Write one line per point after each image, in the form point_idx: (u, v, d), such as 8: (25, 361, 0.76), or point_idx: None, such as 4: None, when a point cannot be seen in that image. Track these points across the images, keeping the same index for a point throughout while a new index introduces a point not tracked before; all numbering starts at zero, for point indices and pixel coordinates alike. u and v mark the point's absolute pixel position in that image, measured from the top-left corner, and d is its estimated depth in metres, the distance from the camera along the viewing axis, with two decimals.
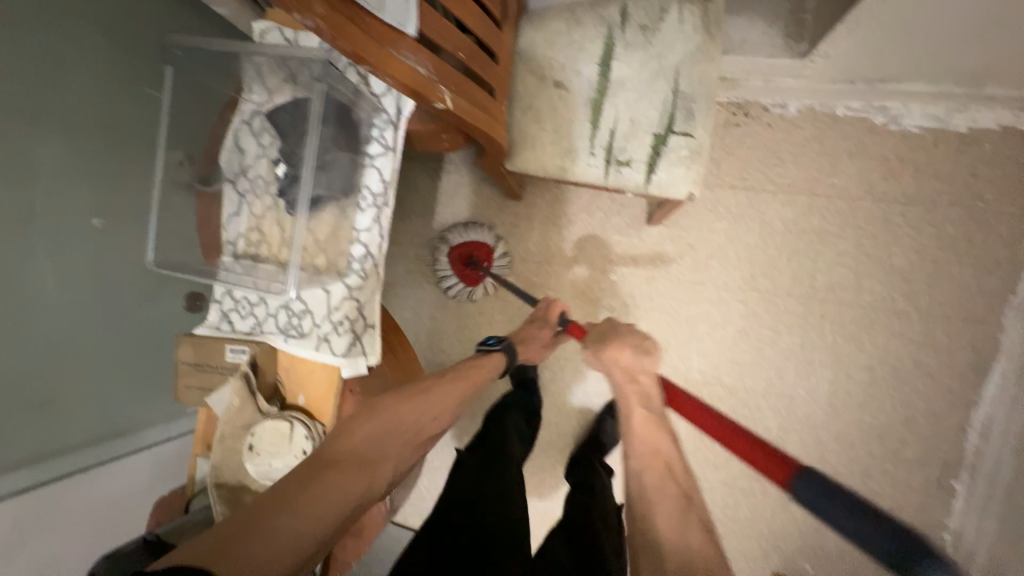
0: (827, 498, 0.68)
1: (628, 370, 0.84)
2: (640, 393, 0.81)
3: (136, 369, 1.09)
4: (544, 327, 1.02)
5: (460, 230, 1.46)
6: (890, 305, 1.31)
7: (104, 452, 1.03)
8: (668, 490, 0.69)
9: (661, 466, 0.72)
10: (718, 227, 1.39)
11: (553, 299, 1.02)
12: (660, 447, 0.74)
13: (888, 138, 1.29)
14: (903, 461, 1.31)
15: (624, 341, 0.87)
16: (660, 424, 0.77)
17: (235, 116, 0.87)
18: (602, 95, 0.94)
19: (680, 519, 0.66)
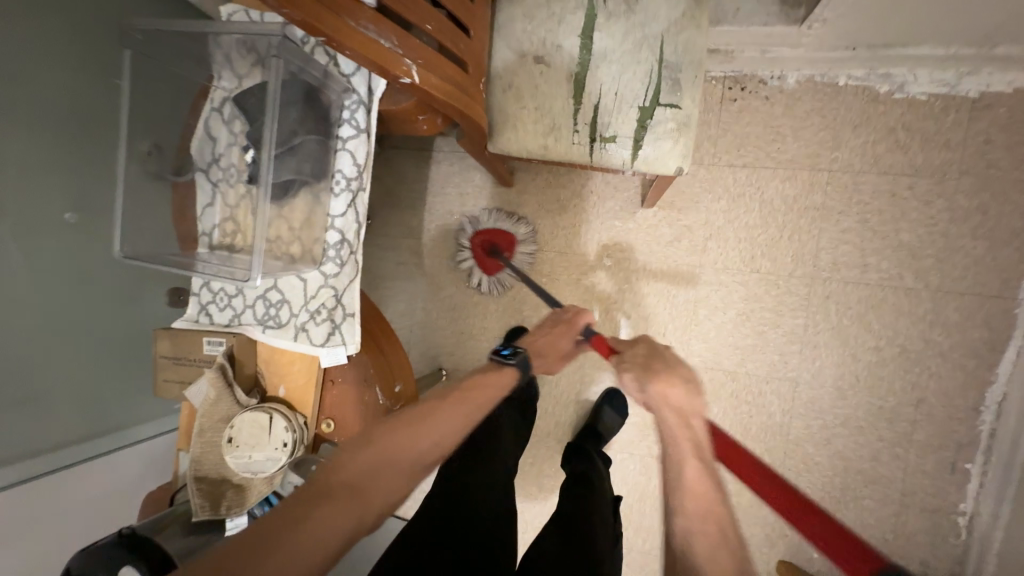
0: None
1: (680, 415, 0.74)
2: (694, 441, 0.72)
3: (121, 366, 1.09)
4: (567, 334, 0.92)
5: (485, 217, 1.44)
6: (898, 282, 1.25)
7: (103, 445, 1.06)
8: (723, 555, 0.64)
9: (720, 532, 0.65)
10: (715, 207, 1.34)
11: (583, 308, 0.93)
12: (718, 510, 0.67)
13: (894, 107, 1.23)
14: (914, 445, 1.26)
15: (675, 373, 0.76)
16: (710, 475, 0.70)
17: (206, 103, 0.85)
18: (585, 68, 0.89)
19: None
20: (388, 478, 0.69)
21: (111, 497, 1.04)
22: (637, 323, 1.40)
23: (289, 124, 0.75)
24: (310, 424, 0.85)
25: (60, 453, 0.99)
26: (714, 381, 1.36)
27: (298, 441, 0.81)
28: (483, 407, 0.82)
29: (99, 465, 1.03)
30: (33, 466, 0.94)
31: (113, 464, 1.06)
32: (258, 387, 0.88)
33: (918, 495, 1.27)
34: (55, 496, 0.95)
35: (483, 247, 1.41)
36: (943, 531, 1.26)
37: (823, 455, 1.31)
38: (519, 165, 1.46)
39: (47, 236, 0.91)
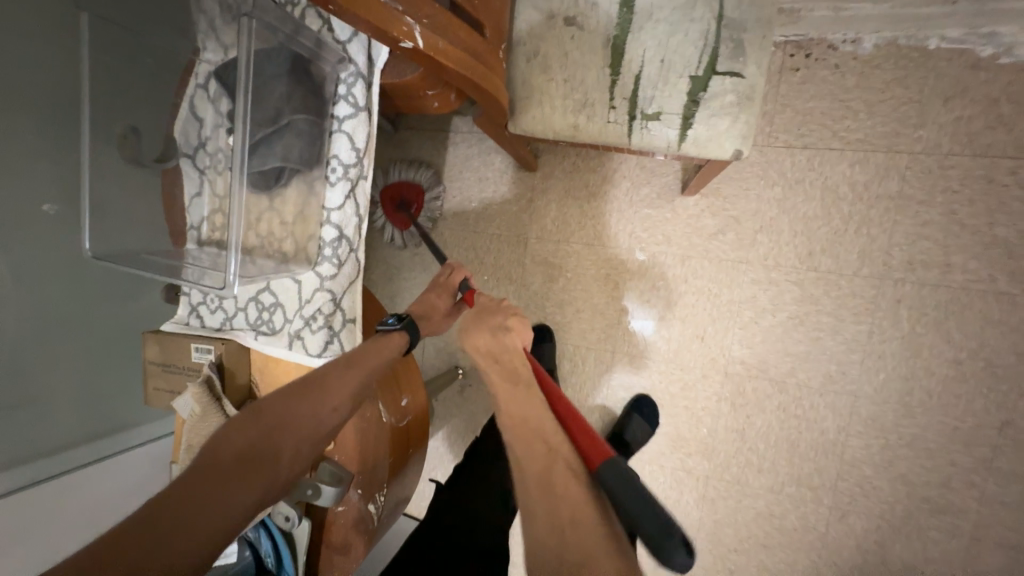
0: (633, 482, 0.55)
1: (489, 353, 0.75)
2: (502, 371, 0.73)
3: (119, 363, 1.08)
4: (441, 293, 0.90)
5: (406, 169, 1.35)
6: (989, 285, 1.06)
7: (102, 449, 1.04)
8: (538, 451, 0.61)
9: (535, 439, 0.63)
10: (768, 196, 1.17)
11: (455, 263, 0.92)
12: (527, 417, 0.66)
13: (999, 75, 1.02)
14: (995, 472, 1.09)
15: (488, 322, 0.79)
16: (528, 389, 0.70)
17: (190, 79, 0.74)
18: (625, 30, 0.74)
19: (546, 467, 0.59)
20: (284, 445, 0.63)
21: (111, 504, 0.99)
22: (671, 324, 1.27)
23: (275, 101, 0.64)
24: None
25: (57, 457, 0.97)
26: (758, 391, 1.22)
27: None
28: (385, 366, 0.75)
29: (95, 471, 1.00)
30: (29, 473, 0.92)
31: (115, 467, 1.03)
32: (250, 399, 0.82)
33: (995, 529, 1.10)
34: (48, 505, 0.91)
35: (391, 201, 1.32)
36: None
37: (883, 479, 1.15)
38: (543, 148, 1.32)
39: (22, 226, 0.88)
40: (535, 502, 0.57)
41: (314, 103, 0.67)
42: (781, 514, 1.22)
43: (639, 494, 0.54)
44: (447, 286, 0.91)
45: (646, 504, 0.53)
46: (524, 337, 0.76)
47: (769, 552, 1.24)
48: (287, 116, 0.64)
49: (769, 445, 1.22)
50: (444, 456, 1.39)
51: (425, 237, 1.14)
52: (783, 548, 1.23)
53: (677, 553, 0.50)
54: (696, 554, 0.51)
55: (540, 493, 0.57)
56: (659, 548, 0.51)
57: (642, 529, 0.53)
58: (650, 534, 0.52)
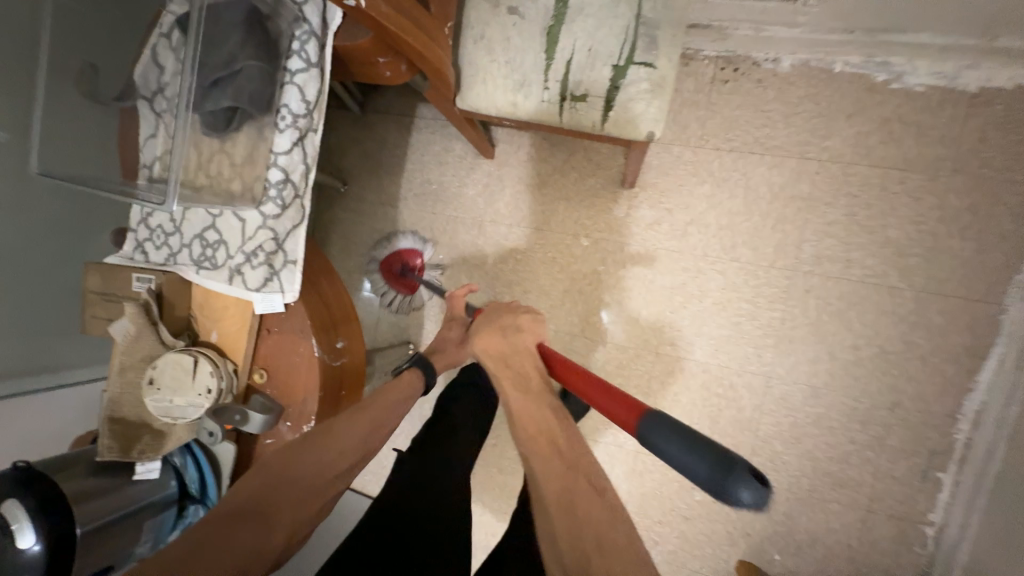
0: (667, 432, 0.58)
1: (501, 354, 0.77)
2: (514, 371, 0.74)
3: (55, 298, 1.11)
4: (453, 325, 1.00)
5: (384, 243, 1.42)
6: (881, 280, 1.20)
7: (51, 380, 1.11)
8: (558, 465, 0.60)
9: (557, 448, 0.61)
10: (699, 191, 1.29)
11: (455, 290, 1.00)
12: (539, 416, 0.65)
13: (891, 98, 1.18)
14: (886, 449, 1.22)
15: (497, 324, 0.82)
16: (539, 393, 0.70)
17: (154, 29, 0.78)
18: (559, 22, 0.84)
19: (565, 484, 0.58)
20: (289, 499, 0.64)
21: (46, 440, 1.06)
22: (611, 307, 1.36)
23: (231, 48, 0.70)
24: (240, 373, 0.82)
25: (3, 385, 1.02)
26: (685, 371, 1.32)
27: (223, 390, 0.79)
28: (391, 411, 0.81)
29: (43, 400, 1.07)
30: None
31: (59, 398, 1.10)
32: (189, 330, 0.85)
33: (886, 502, 1.22)
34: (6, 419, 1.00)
35: (390, 269, 1.39)
36: (910, 539, 1.21)
37: (792, 454, 1.26)
38: (502, 137, 1.41)
39: None
40: (557, 521, 0.56)
41: (268, 53, 0.72)
42: (702, 488, 1.31)
43: (683, 438, 0.56)
44: (454, 316, 1.00)
45: (693, 450, 0.55)
46: (536, 332, 0.81)
47: (691, 524, 1.32)
48: (240, 62, 0.69)
49: (693, 422, 1.32)
50: (403, 433, 1.44)
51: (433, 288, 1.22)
52: (703, 520, 1.31)
53: (741, 489, 0.51)
54: (763, 484, 0.51)
55: (563, 514, 0.56)
56: (718, 488, 0.52)
57: (693, 476, 0.55)
58: (704, 477, 0.54)
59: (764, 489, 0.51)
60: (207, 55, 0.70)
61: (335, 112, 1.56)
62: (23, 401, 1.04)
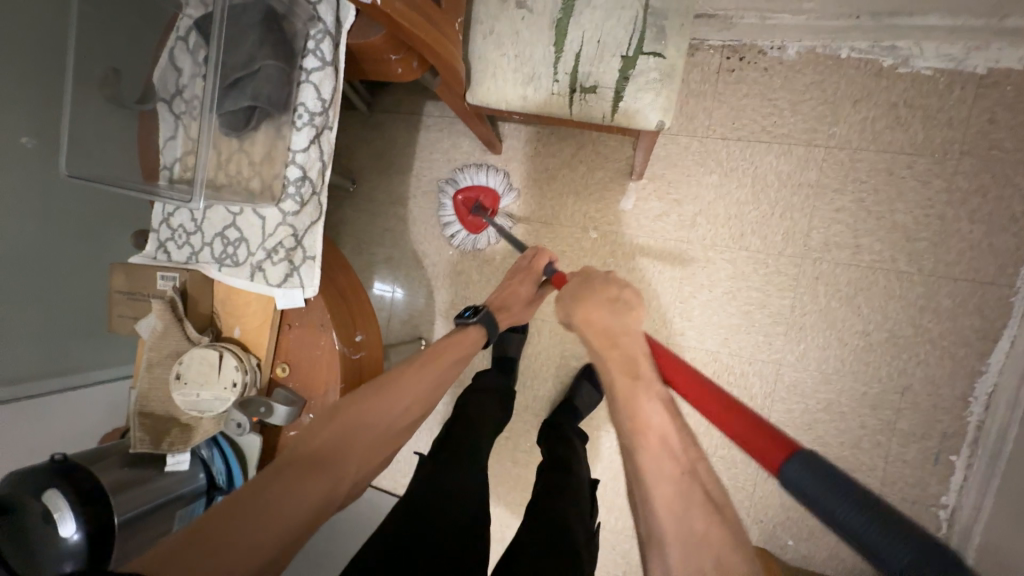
0: (823, 493, 0.58)
1: (607, 333, 0.79)
2: (625, 357, 0.76)
3: (81, 299, 1.13)
4: (526, 280, 1.02)
5: (472, 172, 1.39)
6: (890, 265, 1.21)
7: (80, 379, 1.15)
8: (670, 470, 0.64)
9: (662, 448, 0.66)
10: (707, 181, 1.30)
11: (541, 249, 1.01)
12: (660, 417, 0.69)
13: (897, 82, 1.18)
14: (898, 433, 1.22)
15: (601, 300, 0.82)
16: (651, 386, 0.73)
17: (172, 32, 0.80)
18: (567, 14, 0.85)
19: (665, 477, 0.63)
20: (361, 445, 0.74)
21: (67, 437, 1.09)
22: None
23: (249, 48, 0.71)
24: (264, 368, 0.84)
25: (25, 385, 1.04)
26: (696, 361, 1.33)
27: (248, 383, 0.81)
28: (450, 372, 0.89)
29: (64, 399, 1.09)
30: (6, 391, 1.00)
31: (88, 397, 1.14)
32: (213, 327, 0.87)
33: (899, 486, 1.23)
34: (41, 416, 1.04)
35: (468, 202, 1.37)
36: (921, 522, 1.22)
37: (804, 441, 1.27)
38: (509, 132, 1.43)
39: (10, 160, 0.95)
40: (663, 512, 0.61)
41: (285, 53, 0.74)
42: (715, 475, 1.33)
43: (855, 504, 0.55)
44: (532, 271, 1.02)
45: (885, 534, 0.52)
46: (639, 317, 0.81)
47: None
48: (258, 62, 0.71)
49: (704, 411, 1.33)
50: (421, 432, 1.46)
51: (510, 237, 1.21)
52: None
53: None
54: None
55: (670, 509, 0.61)
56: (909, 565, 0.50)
57: (885, 562, 0.52)
58: (908, 567, 0.50)
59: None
60: (226, 56, 0.72)
61: (344, 112, 1.57)
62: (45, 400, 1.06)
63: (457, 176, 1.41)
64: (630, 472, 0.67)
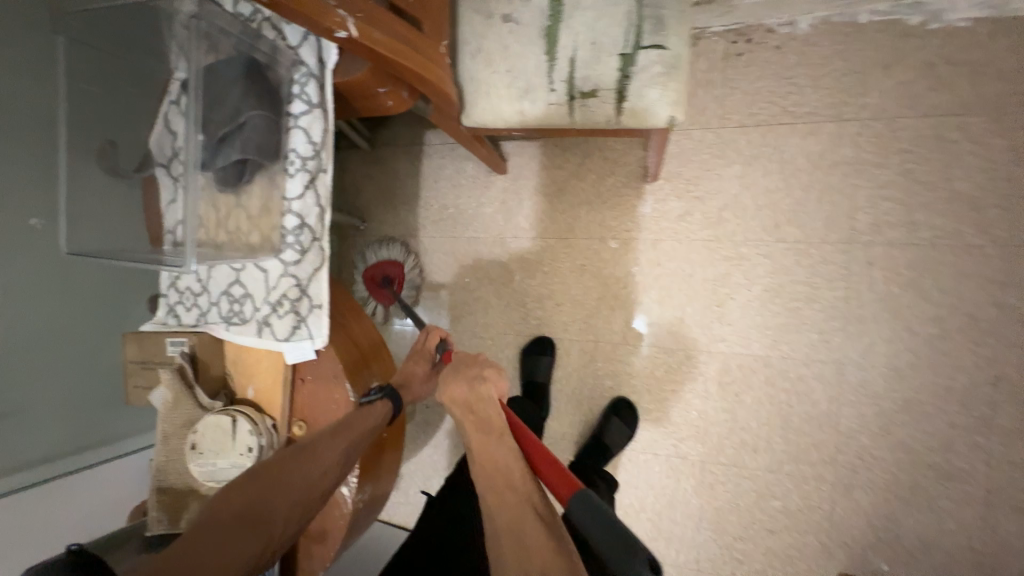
0: (590, 519, 0.59)
1: (463, 401, 0.74)
2: (477, 420, 0.73)
3: (101, 370, 1.13)
4: (419, 360, 0.90)
5: (375, 250, 1.41)
6: (956, 239, 1.07)
7: (110, 452, 1.13)
8: (508, 502, 0.63)
9: (510, 492, 0.63)
10: (729, 173, 1.20)
11: (430, 326, 0.92)
12: (500, 462, 0.67)
13: (931, 40, 1.07)
14: (997, 430, 1.06)
15: (465, 371, 0.78)
16: (501, 440, 0.69)
17: (164, 98, 0.80)
18: (557, 20, 0.80)
19: (516, 521, 0.60)
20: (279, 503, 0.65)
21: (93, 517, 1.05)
22: (651, 308, 1.27)
23: (234, 100, 0.70)
24: (280, 428, 0.79)
25: (48, 466, 1.03)
26: (743, 368, 1.21)
27: (265, 446, 0.76)
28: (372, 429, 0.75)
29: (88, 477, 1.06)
30: (26, 476, 0.99)
31: (114, 471, 1.11)
32: (225, 389, 0.84)
33: (1008, 492, 1.05)
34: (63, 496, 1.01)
35: (373, 278, 1.34)
36: None
37: (883, 448, 1.12)
38: (513, 150, 1.38)
39: (16, 242, 0.97)
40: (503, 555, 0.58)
41: (271, 101, 0.72)
42: (783, 496, 1.18)
43: (603, 520, 0.58)
44: (423, 351, 0.91)
45: (608, 529, 0.57)
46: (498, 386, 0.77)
47: (776, 538, 1.19)
48: (245, 113, 0.69)
49: (761, 423, 1.20)
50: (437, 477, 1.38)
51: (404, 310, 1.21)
52: (790, 533, 1.18)
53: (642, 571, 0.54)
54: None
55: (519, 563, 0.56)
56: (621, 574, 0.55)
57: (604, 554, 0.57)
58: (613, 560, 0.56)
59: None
60: (214, 111, 0.70)
61: (346, 153, 1.58)
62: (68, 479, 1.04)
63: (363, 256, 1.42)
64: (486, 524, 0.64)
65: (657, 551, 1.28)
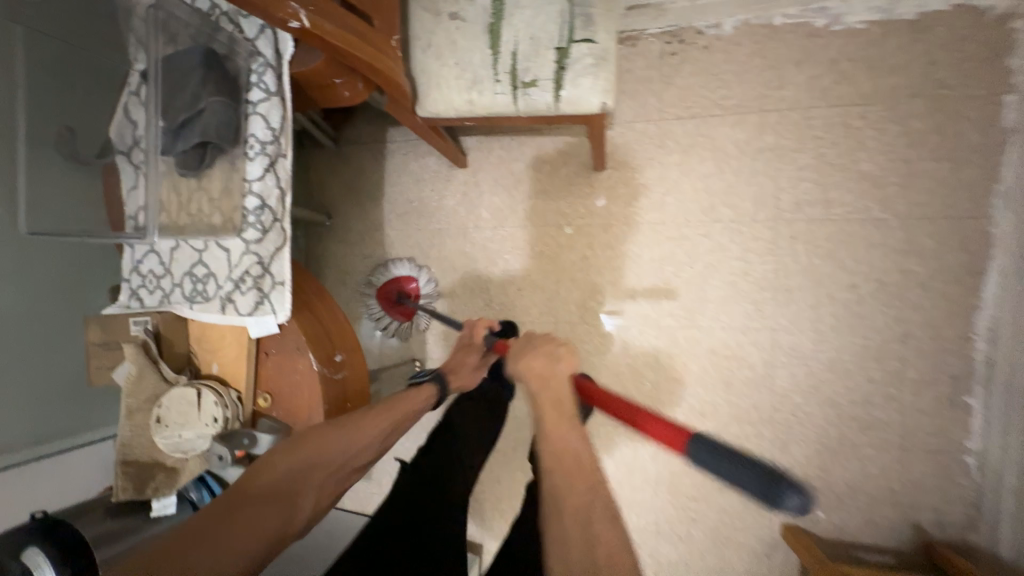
0: (716, 459, 0.59)
1: (541, 375, 0.73)
2: (553, 397, 0.70)
3: (59, 359, 1.11)
4: (468, 352, 1.14)
5: (384, 269, 1.43)
6: (864, 214, 1.21)
7: (66, 443, 1.12)
8: (579, 484, 0.63)
9: (580, 470, 0.64)
10: (669, 161, 1.32)
11: (476, 320, 1.10)
12: (570, 445, 0.66)
13: (834, 40, 1.21)
14: (907, 382, 1.19)
15: (540, 346, 0.77)
16: (575, 424, 0.68)
17: (124, 88, 0.83)
18: (499, 18, 0.88)
19: (585, 506, 0.62)
20: (314, 479, 0.71)
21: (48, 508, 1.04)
22: (605, 288, 1.37)
23: (193, 88, 0.74)
24: (245, 400, 0.83)
25: (12, 454, 1.03)
26: (689, 339, 1.31)
27: (230, 417, 0.80)
28: (410, 412, 0.87)
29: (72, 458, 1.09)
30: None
31: (71, 462, 1.10)
32: (191, 366, 0.87)
33: (919, 437, 1.19)
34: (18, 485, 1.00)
35: (388, 297, 1.39)
36: (952, 473, 1.17)
37: (813, 404, 1.24)
38: (472, 145, 1.46)
39: None
40: (569, 527, 0.60)
41: (229, 89, 0.77)
42: None
43: (732, 458, 0.58)
44: (470, 343, 1.14)
45: (742, 470, 0.57)
46: (569, 361, 0.75)
47: (726, 496, 1.29)
48: (204, 100, 0.74)
49: (708, 390, 1.30)
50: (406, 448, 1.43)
51: (432, 315, 1.21)
52: (737, 490, 1.28)
53: (791, 501, 0.53)
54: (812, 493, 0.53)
55: (583, 540, 0.59)
56: (768, 497, 0.54)
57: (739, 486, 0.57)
58: (754, 490, 0.55)
59: (812, 496, 0.53)
60: (176, 100, 0.75)
61: (311, 151, 1.61)
62: (48, 460, 1.07)
63: (373, 275, 1.43)
64: (546, 494, 0.64)
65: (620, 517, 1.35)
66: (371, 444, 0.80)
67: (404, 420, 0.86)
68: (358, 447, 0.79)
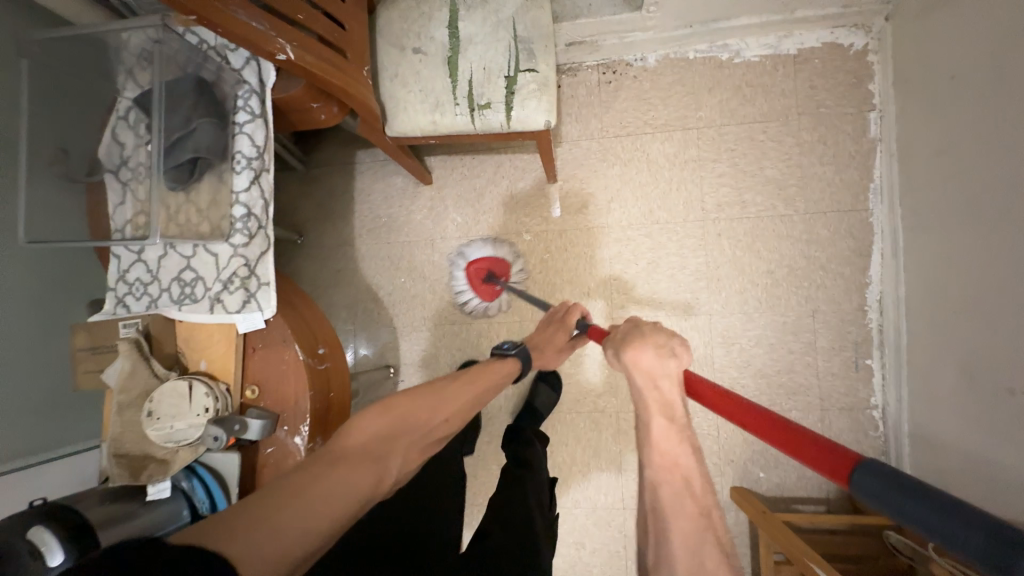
0: (897, 496, 0.50)
1: (651, 373, 0.74)
2: (662, 400, 0.73)
3: None
4: (559, 330, 1.11)
5: (480, 246, 1.52)
6: (773, 211, 1.43)
7: None
8: (689, 509, 0.65)
9: (688, 488, 0.66)
10: (611, 173, 1.50)
11: (574, 304, 1.12)
12: (680, 460, 0.68)
13: (736, 70, 1.46)
14: (821, 351, 1.40)
15: (649, 339, 0.79)
16: (685, 433, 0.71)
17: (112, 114, 0.91)
18: (455, 52, 1.04)
19: (696, 537, 0.63)
20: (402, 442, 0.76)
21: None
22: (563, 287, 1.51)
23: (186, 111, 0.84)
24: (234, 392, 0.89)
25: None
26: None
27: (221, 408, 0.86)
28: (482, 391, 0.93)
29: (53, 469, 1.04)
30: None
31: None
32: (180, 364, 0.93)
33: (834, 398, 1.38)
34: None
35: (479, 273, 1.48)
36: (862, 426, 1.37)
37: (747, 377, 1.42)
38: (436, 164, 1.60)
39: None
40: (677, 546, 0.62)
41: (218, 112, 0.87)
42: None
43: (918, 498, 0.49)
44: (564, 323, 1.12)
45: (945, 522, 0.47)
46: (682, 358, 0.77)
47: None
48: (195, 121, 0.83)
49: None
50: None
51: (523, 297, 1.30)
52: None
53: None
54: None
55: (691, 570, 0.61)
56: (994, 564, 0.45)
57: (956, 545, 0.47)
58: (979, 551, 0.45)
59: None
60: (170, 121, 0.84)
61: (281, 174, 1.69)
62: None
63: (465, 249, 1.53)
64: (648, 501, 0.67)
65: (589, 497, 1.46)
66: (447, 419, 0.86)
67: (477, 399, 0.92)
68: (438, 419, 0.84)
